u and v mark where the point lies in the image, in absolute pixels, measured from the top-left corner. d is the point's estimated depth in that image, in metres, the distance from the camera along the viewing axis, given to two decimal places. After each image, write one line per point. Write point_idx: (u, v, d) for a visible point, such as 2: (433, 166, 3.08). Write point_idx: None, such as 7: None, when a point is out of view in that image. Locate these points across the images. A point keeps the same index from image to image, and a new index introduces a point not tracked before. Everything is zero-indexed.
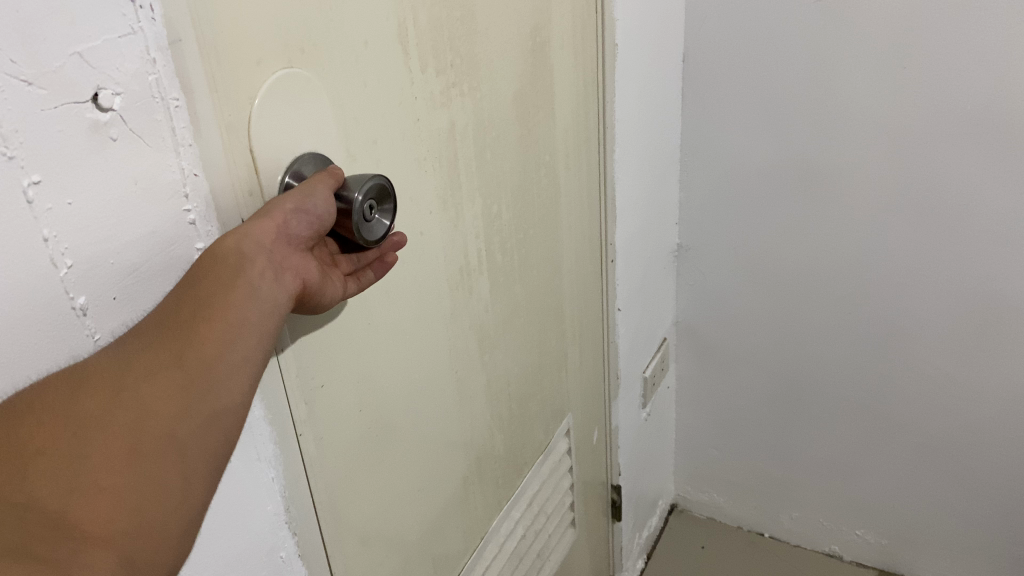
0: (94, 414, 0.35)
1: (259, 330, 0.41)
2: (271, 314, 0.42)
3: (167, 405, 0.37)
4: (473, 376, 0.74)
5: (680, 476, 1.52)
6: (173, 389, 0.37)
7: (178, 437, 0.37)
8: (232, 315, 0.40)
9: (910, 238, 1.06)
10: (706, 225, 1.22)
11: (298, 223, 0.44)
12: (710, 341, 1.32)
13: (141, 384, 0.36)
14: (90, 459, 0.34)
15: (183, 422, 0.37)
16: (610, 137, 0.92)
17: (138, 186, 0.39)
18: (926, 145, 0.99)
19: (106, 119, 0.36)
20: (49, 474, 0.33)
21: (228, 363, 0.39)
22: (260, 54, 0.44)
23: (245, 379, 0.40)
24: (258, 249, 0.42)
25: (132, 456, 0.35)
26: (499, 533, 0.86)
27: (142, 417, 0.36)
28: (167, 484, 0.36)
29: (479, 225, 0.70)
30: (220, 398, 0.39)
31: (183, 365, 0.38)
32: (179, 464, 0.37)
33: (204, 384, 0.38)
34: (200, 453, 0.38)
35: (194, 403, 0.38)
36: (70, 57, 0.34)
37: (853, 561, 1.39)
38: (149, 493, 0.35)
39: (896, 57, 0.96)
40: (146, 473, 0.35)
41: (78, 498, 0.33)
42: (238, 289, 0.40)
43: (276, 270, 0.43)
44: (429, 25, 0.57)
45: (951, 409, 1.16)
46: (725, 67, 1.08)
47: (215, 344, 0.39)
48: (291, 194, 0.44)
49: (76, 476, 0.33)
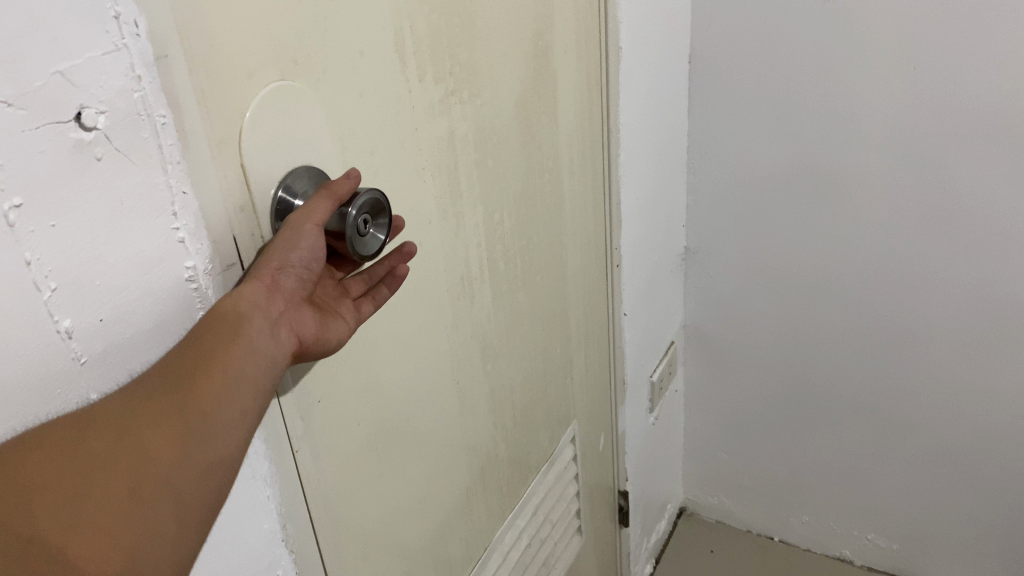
0: (99, 454, 0.35)
1: (256, 386, 0.41)
2: (270, 371, 0.42)
3: (167, 452, 0.36)
4: (475, 386, 0.73)
5: (689, 479, 1.51)
6: (173, 438, 0.37)
7: (176, 486, 0.36)
8: (232, 369, 0.40)
9: (922, 240, 1.05)
10: (714, 227, 1.20)
11: (292, 274, 0.44)
12: (719, 344, 1.31)
13: (145, 431, 0.36)
14: (92, 496, 0.33)
15: (181, 470, 0.37)
16: (614, 139, 0.90)
17: (125, 205, 0.38)
18: (937, 145, 0.98)
19: (90, 138, 0.35)
20: (53, 507, 0.32)
21: (225, 415, 0.39)
22: (252, 67, 0.43)
23: (240, 433, 0.40)
24: (255, 308, 0.42)
25: (132, 498, 0.35)
26: (504, 542, 0.85)
27: (144, 461, 0.35)
28: (161, 532, 0.35)
29: (481, 234, 0.69)
30: (218, 451, 0.38)
31: (184, 414, 0.38)
32: (173, 511, 0.36)
33: (202, 434, 0.38)
34: (194, 501, 0.37)
35: (193, 452, 0.37)
36: (52, 76, 0.33)
37: (864, 566, 1.37)
38: (144, 537, 0.34)
39: (906, 57, 0.94)
40: (143, 516, 0.35)
41: (76, 534, 0.32)
42: (238, 344, 0.40)
43: (273, 327, 0.43)
44: (427, 32, 0.56)
45: (963, 413, 1.14)
46: (732, 68, 1.06)
47: (214, 398, 0.39)
48: (278, 246, 0.43)
49: (75, 513, 0.33)
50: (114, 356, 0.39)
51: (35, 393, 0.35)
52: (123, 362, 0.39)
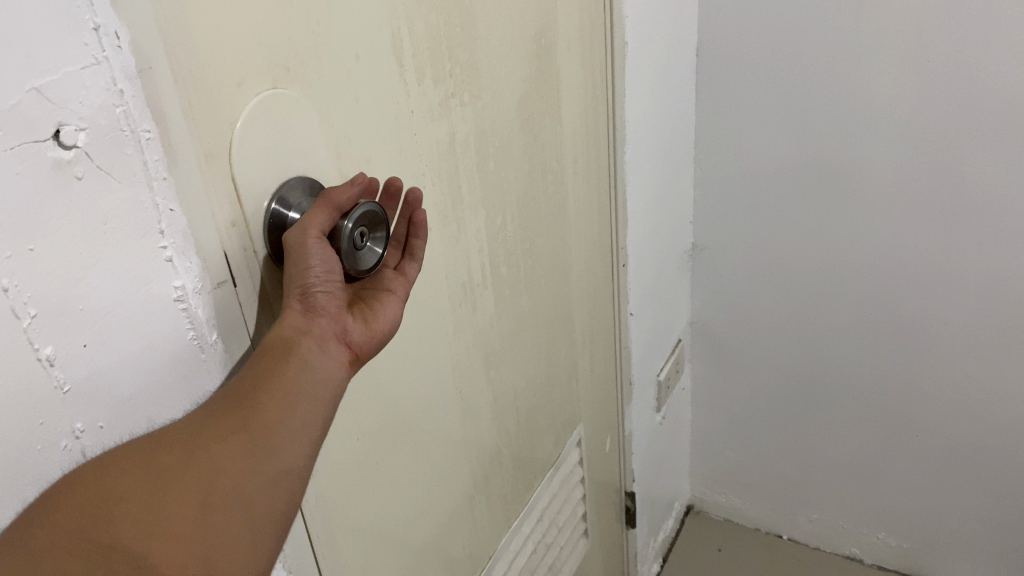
0: (171, 468, 0.36)
1: (320, 398, 0.43)
2: (332, 384, 0.44)
3: (234, 464, 0.38)
4: (478, 395, 0.72)
5: (696, 477, 1.50)
6: (240, 450, 0.38)
7: (247, 495, 0.38)
8: (290, 385, 0.41)
9: (934, 237, 1.02)
10: (721, 224, 1.18)
11: (323, 289, 0.44)
12: (726, 341, 1.29)
13: (212, 445, 0.38)
14: (167, 507, 0.35)
15: (250, 480, 0.38)
16: (619, 137, 0.88)
17: (108, 225, 0.36)
18: (949, 139, 0.95)
19: (69, 156, 0.34)
20: (131, 517, 0.34)
21: (288, 427, 0.40)
22: (242, 75, 0.41)
23: (307, 443, 0.41)
24: (297, 332, 0.43)
25: (204, 507, 0.36)
26: (509, 549, 0.83)
27: (213, 474, 0.37)
28: (236, 539, 0.37)
29: (483, 239, 0.67)
30: (286, 460, 0.40)
31: (249, 429, 0.39)
32: (247, 519, 0.37)
33: (268, 446, 0.39)
34: (267, 509, 0.38)
35: (261, 463, 0.39)
36: (27, 93, 0.32)
37: (874, 564, 1.36)
38: (219, 544, 0.36)
39: (919, 50, 0.92)
40: (215, 523, 0.36)
41: (157, 541, 0.34)
42: (292, 363, 0.41)
43: (325, 342, 0.44)
44: (425, 34, 0.54)
45: (977, 412, 1.12)
46: (740, 62, 1.04)
47: (276, 412, 0.40)
48: (292, 272, 0.43)
49: (154, 522, 0.34)
50: (99, 383, 0.37)
51: (13, 428, 0.33)
52: (109, 389, 0.37)
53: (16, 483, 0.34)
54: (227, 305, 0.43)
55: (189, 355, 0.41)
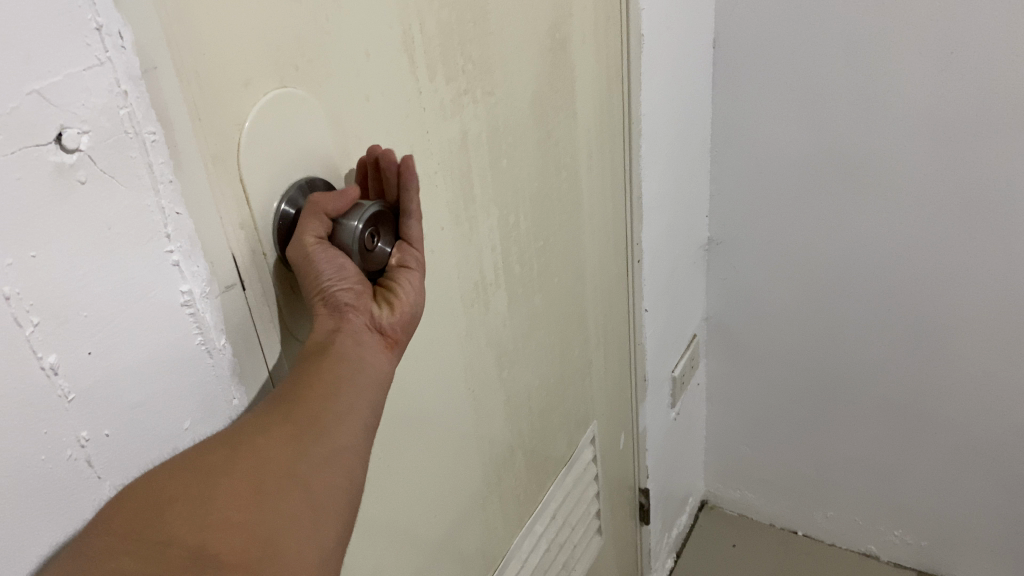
0: (217, 465, 0.36)
1: (366, 383, 0.43)
2: (376, 371, 0.44)
3: (283, 451, 0.38)
4: (491, 394, 0.71)
5: (711, 473, 1.49)
6: (286, 437, 0.39)
7: (302, 477, 0.38)
8: (330, 375, 0.41)
9: (956, 233, 1.00)
10: (737, 218, 1.17)
11: (343, 288, 0.44)
12: (742, 337, 1.28)
13: (256, 437, 0.38)
14: (219, 499, 0.35)
15: (302, 462, 0.38)
16: (635, 131, 0.87)
17: (112, 231, 0.35)
18: (972, 134, 0.93)
19: (72, 160, 0.33)
20: (183, 514, 0.34)
21: (334, 411, 0.41)
22: (249, 75, 0.40)
23: (356, 423, 0.41)
24: (329, 334, 0.43)
25: (257, 493, 0.36)
26: (522, 549, 0.83)
27: (261, 463, 0.37)
28: (297, 519, 0.37)
29: (496, 238, 0.66)
30: (336, 441, 0.40)
31: (293, 418, 0.39)
32: (305, 499, 0.38)
33: (316, 430, 0.39)
34: (324, 491, 0.39)
35: (311, 446, 0.39)
36: (28, 96, 0.31)
37: (891, 562, 1.35)
38: (279, 525, 0.36)
39: (942, 42, 0.89)
40: (271, 507, 0.36)
41: (214, 531, 0.34)
42: (327, 359, 0.42)
43: (361, 338, 0.44)
44: (437, 30, 0.53)
45: (998, 410, 1.10)
46: (758, 55, 1.02)
47: (321, 400, 0.40)
48: (304, 283, 0.43)
49: (207, 514, 0.35)
50: (105, 391, 0.36)
51: (14, 438, 0.32)
52: (115, 396, 0.37)
53: (23, 494, 0.33)
54: (235, 310, 0.42)
55: (197, 362, 0.41)
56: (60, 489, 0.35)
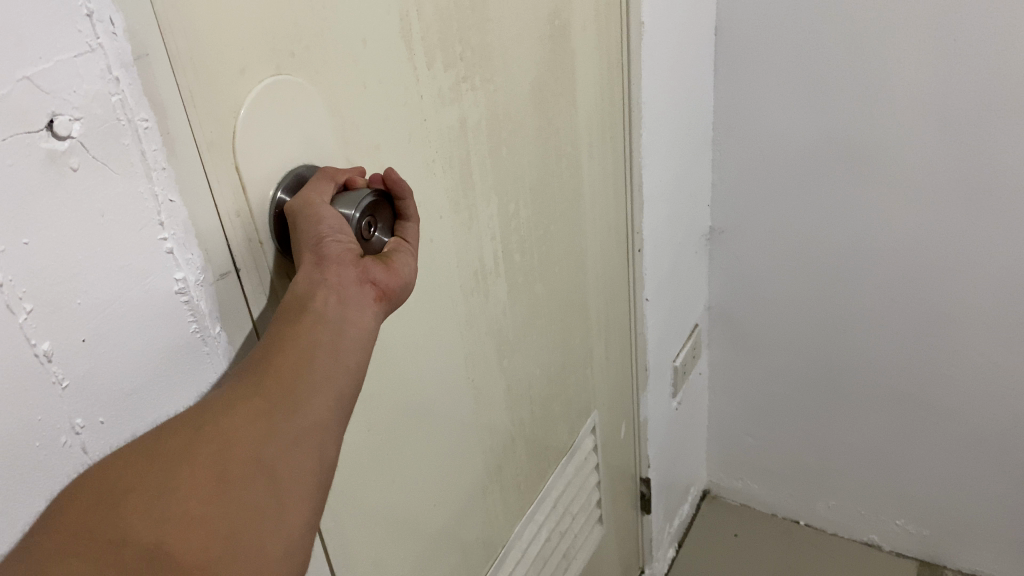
0: (179, 451, 0.35)
1: (343, 347, 0.40)
2: (358, 331, 0.41)
3: (250, 431, 0.36)
4: (491, 383, 0.71)
5: (713, 462, 1.49)
6: (255, 413, 0.37)
7: (269, 461, 0.36)
8: (303, 343, 0.39)
9: (959, 221, 1.00)
10: (740, 207, 1.16)
11: (334, 241, 0.42)
12: (744, 326, 1.27)
13: (221, 418, 0.36)
14: (177, 490, 0.33)
15: (269, 444, 0.36)
16: (635, 119, 0.86)
17: (106, 218, 0.35)
18: (977, 123, 0.92)
19: (64, 147, 0.33)
20: (139, 507, 0.33)
21: (308, 384, 0.38)
22: (245, 62, 0.40)
23: (331, 397, 0.39)
24: (312, 284, 0.41)
25: (220, 483, 0.34)
26: (522, 538, 0.83)
27: (225, 448, 0.35)
28: (260, 509, 0.35)
29: (496, 226, 0.66)
30: (308, 418, 0.38)
31: (262, 393, 0.37)
32: (270, 486, 0.35)
33: (286, 405, 0.37)
34: (293, 474, 0.36)
35: (281, 424, 0.37)
36: (19, 82, 0.31)
37: (893, 551, 1.34)
38: (242, 519, 0.34)
39: (945, 28, 0.88)
40: (233, 498, 0.34)
41: (171, 527, 0.32)
42: (304, 321, 0.40)
43: (344, 296, 0.41)
44: (436, 16, 0.53)
45: (1001, 399, 1.10)
46: (760, 43, 1.01)
47: (293, 371, 0.38)
48: (305, 229, 0.42)
49: (165, 508, 0.33)
50: (99, 378, 0.36)
51: (9, 425, 0.32)
52: (109, 383, 0.37)
53: (17, 481, 0.33)
54: (230, 298, 0.42)
55: (190, 349, 0.41)
56: (54, 476, 0.35)
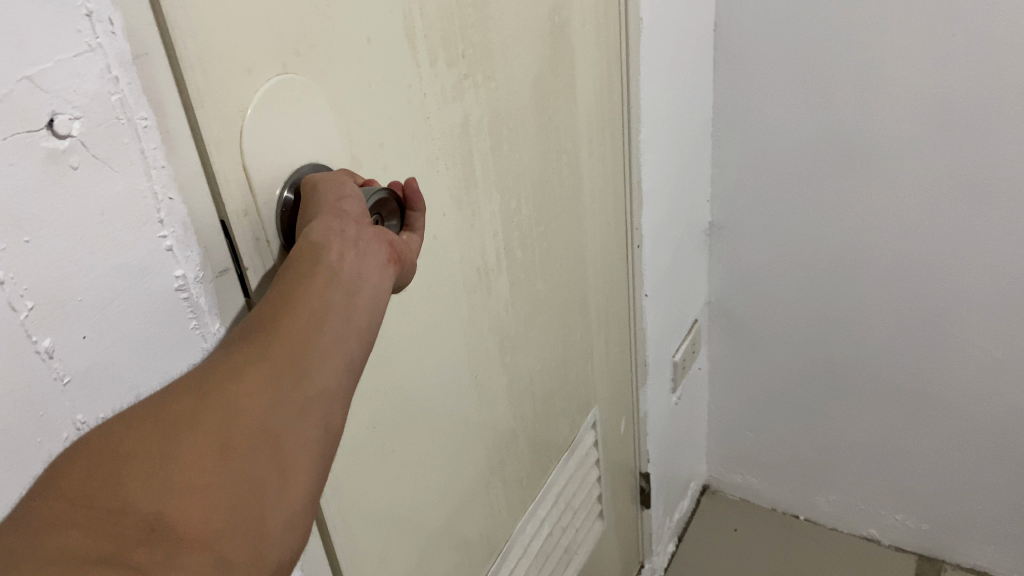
0: (182, 417, 0.33)
1: (353, 310, 0.39)
2: (368, 291, 0.41)
3: (257, 398, 0.34)
4: (493, 379, 0.71)
5: (713, 457, 1.49)
6: (261, 381, 0.35)
7: (274, 431, 0.34)
8: (312, 310, 0.38)
9: (959, 218, 1.00)
10: (739, 203, 1.16)
11: (353, 202, 0.43)
12: (745, 322, 1.28)
13: (227, 384, 0.34)
14: (179, 459, 0.32)
15: (275, 413, 0.35)
16: (634, 115, 0.86)
17: (107, 216, 0.35)
18: (976, 120, 0.93)
19: (65, 146, 0.33)
20: (139, 476, 0.31)
21: (315, 351, 0.37)
22: (251, 61, 0.41)
23: (338, 365, 0.38)
24: (328, 233, 0.40)
25: (224, 453, 0.33)
26: (524, 533, 0.83)
27: (230, 417, 0.34)
28: (263, 482, 0.33)
29: (497, 223, 0.66)
30: (315, 386, 0.36)
31: (269, 359, 0.36)
32: (274, 457, 0.34)
33: (294, 372, 0.36)
34: (297, 443, 0.35)
35: (287, 392, 0.35)
36: (20, 82, 0.31)
37: (893, 546, 1.35)
38: (246, 489, 0.33)
39: (945, 25, 0.89)
40: (239, 468, 0.33)
41: (173, 497, 0.31)
42: (318, 274, 0.39)
43: (358, 252, 0.41)
44: (438, 15, 0.53)
45: (1001, 395, 1.10)
46: (759, 39, 1.02)
47: (301, 338, 0.37)
48: (323, 193, 0.43)
49: (167, 478, 0.31)
50: (100, 373, 0.37)
51: (10, 419, 0.33)
52: (110, 377, 0.37)
53: (18, 475, 0.33)
54: (230, 294, 0.43)
55: (189, 344, 0.41)
56: None
